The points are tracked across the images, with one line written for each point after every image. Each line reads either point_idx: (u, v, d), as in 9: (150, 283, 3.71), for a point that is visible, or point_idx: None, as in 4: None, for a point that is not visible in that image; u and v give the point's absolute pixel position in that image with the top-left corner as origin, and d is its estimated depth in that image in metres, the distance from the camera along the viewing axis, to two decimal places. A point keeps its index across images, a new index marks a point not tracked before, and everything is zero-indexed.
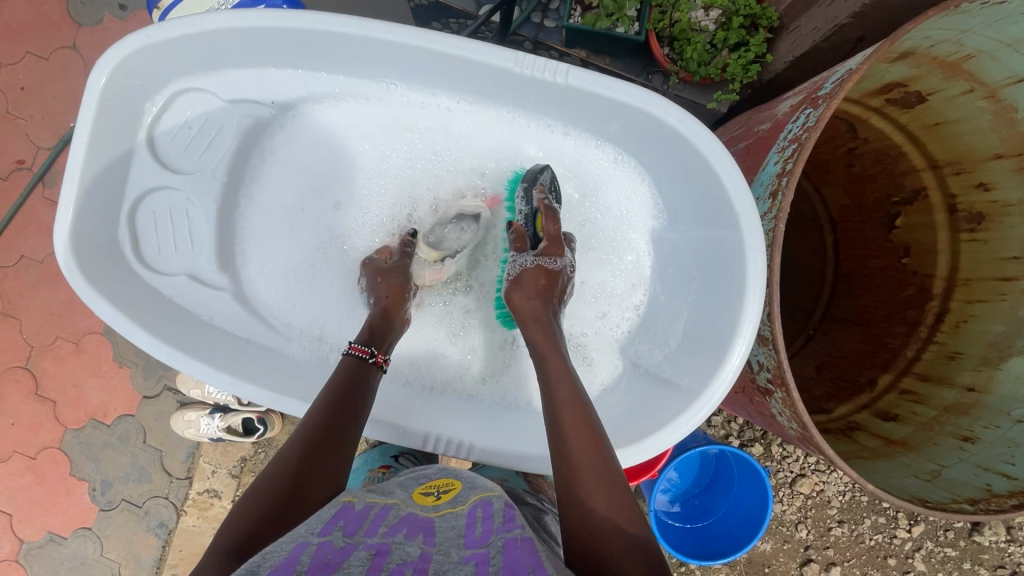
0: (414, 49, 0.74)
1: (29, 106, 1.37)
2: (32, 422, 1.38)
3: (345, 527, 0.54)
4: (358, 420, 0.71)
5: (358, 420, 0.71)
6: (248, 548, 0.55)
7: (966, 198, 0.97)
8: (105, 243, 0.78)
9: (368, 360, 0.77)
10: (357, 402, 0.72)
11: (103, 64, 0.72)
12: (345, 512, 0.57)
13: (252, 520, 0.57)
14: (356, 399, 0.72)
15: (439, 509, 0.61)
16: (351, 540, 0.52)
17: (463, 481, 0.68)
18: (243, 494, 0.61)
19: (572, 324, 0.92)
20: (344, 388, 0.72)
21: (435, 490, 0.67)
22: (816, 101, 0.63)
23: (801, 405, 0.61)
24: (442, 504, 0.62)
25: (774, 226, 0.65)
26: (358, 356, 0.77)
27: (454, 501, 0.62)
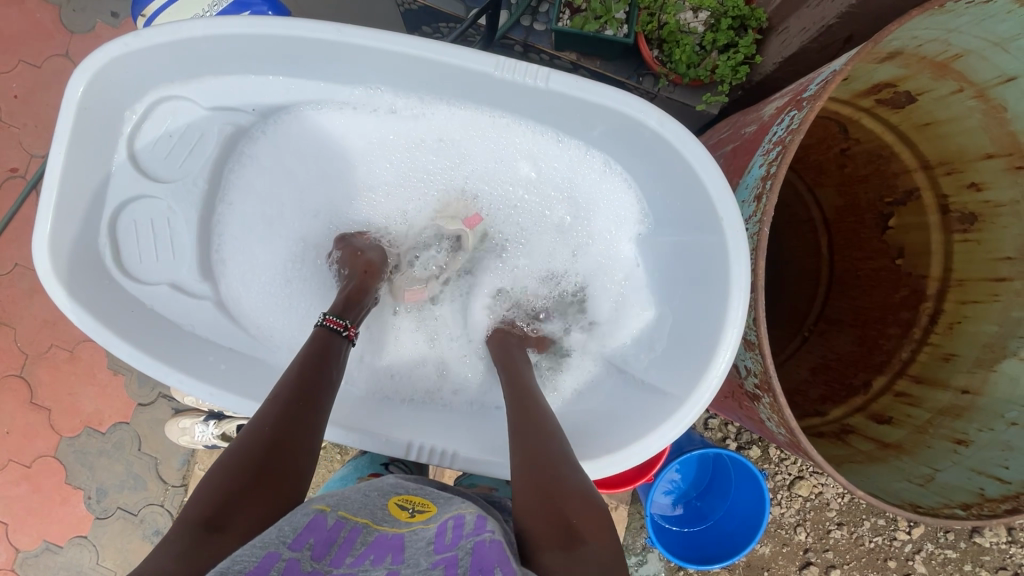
0: (395, 55, 0.73)
1: (22, 114, 1.37)
2: (26, 430, 1.38)
3: (313, 549, 0.52)
4: (329, 390, 0.71)
5: (329, 397, 0.71)
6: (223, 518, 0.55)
7: (958, 198, 0.96)
8: (86, 253, 0.77)
9: (341, 333, 0.79)
10: (326, 378, 0.72)
11: (81, 74, 0.71)
12: (315, 527, 0.55)
13: (227, 485, 0.58)
14: (329, 374, 0.73)
15: (411, 525, 0.60)
16: (318, 566, 0.51)
17: (441, 504, 0.65)
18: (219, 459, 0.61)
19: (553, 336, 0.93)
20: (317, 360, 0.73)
21: (410, 505, 0.65)
22: (801, 103, 0.63)
23: (787, 410, 0.60)
24: (415, 520, 0.61)
25: (757, 230, 0.64)
26: (331, 329, 0.78)
27: (428, 520, 0.60)
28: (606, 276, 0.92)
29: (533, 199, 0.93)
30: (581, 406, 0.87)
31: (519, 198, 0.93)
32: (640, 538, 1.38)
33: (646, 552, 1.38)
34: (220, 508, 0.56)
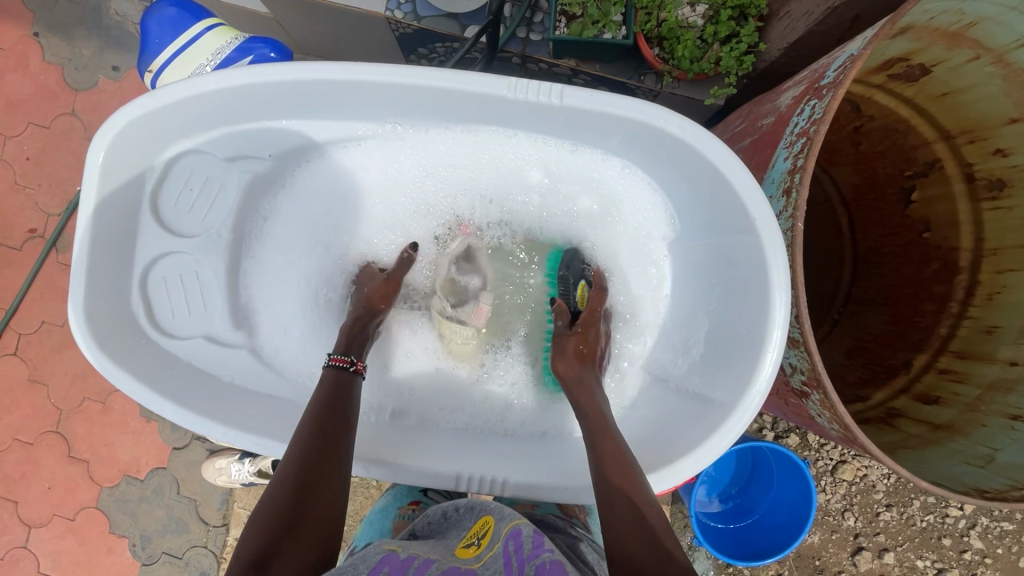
0: (403, 85, 0.73)
1: (35, 175, 1.40)
2: (67, 484, 1.39)
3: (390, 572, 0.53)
4: (347, 428, 0.72)
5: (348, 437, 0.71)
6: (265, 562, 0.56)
7: (983, 165, 0.94)
8: (121, 315, 0.78)
9: (350, 369, 0.79)
10: (346, 416, 0.73)
11: (102, 139, 0.72)
12: (388, 559, 0.56)
13: (261, 537, 0.59)
14: (345, 412, 0.73)
15: (479, 557, 0.58)
16: None
17: (493, 514, 0.64)
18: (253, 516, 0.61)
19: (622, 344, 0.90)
20: (330, 403, 0.73)
21: (476, 538, 0.62)
22: (820, 92, 0.62)
23: (840, 406, 0.58)
24: (485, 550, 0.58)
25: (792, 225, 0.63)
26: (338, 368, 0.78)
27: (491, 542, 0.59)
28: (633, 269, 0.91)
29: (557, 210, 0.93)
30: (626, 419, 0.85)
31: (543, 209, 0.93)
32: (685, 538, 1.35)
33: (693, 551, 1.35)
34: (262, 557, 0.57)
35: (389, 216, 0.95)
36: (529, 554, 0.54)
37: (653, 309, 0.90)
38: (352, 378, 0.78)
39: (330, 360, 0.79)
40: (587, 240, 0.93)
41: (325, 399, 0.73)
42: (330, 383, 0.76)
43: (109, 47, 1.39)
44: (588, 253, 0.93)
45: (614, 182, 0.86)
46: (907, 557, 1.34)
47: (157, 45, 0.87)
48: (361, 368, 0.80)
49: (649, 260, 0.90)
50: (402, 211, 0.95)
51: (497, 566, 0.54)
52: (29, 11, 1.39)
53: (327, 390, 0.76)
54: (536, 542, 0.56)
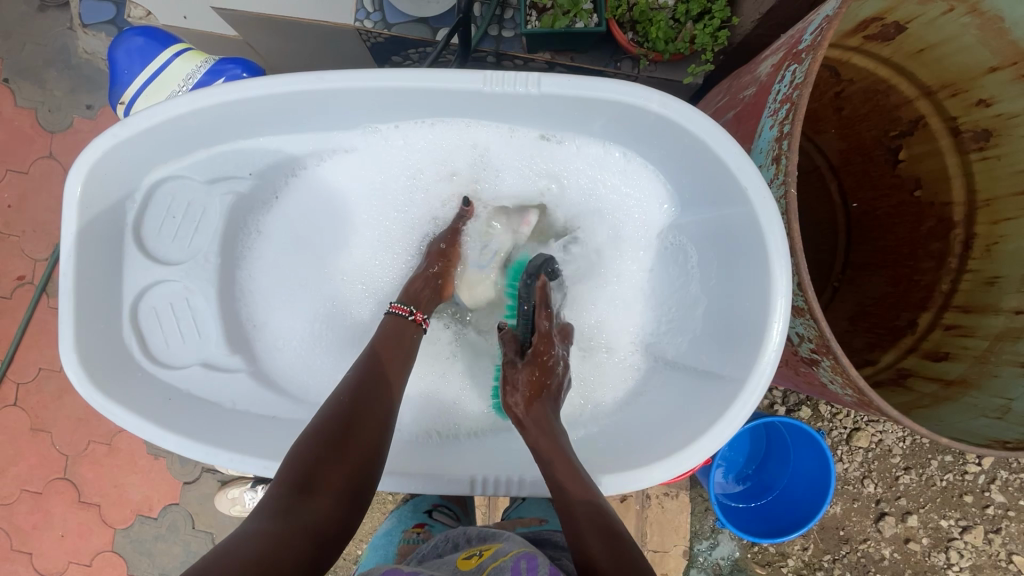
0: (379, 89, 0.72)
1: (19, 222, 1.38)
2: (80, 530, 1.37)
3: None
4: (401, 376, 0.72)
5: (399, 383, 0.72)
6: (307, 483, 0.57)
7: (967, 118, 0.93)
8: (114, 350, 0.77)
9: (408, 318, 0.79)
10: (398, 362, 0.74)
11: (77, 173, 0.71)
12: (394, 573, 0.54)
13: (308, 458, 0.59)
14: (401, 355, 0.75)
15: (482, 567, 0.57)
16: None
17: (500, 538, 0.63)
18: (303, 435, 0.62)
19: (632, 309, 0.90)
20: (389, 347, 0.75)
21: (475, 554, 0.62)
22: (799, 56, 0.61)
23: (852, 370, 0.57)
24: (487, 561, 0.58)
25: (784, 192, 0.62)
26: (397, 315, 0.79)
27: (494, 555, 0.58)
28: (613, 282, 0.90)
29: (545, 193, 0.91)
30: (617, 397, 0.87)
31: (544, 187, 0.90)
32: (708, 521, 1.34)
33: (717, 534, 1.34)
34: (306, 475, 0.58)
35: (371, 235, 0.93)
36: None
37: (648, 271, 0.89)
38: (416, 330, 0.79)
39: (390, 307, 0.80)
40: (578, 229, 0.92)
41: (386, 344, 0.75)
42: (387, 325, 0.77)
43: (82, 87, 1.38)
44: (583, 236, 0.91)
45: (608, 172, 0.85)
46: (930, 519, 1.33)
47: (127, 75, 0.86)
48: (419, 318, 0.79)
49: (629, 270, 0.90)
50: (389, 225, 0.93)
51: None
52: None
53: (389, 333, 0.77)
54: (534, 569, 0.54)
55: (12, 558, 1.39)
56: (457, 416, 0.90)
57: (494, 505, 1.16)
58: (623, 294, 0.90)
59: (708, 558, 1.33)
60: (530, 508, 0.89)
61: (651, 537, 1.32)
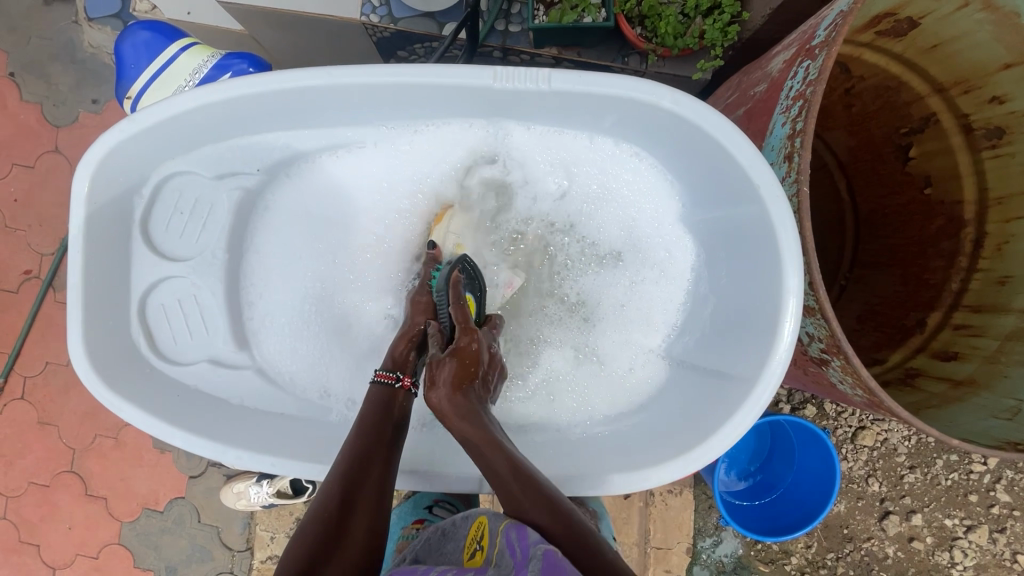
0: (387, 84, 0.71)
1: (25, 216, 1.38)
2: (87, 522, 1.38)
3: None
4: (396, 448, 0.71)
5: (395, 460, 0.70)
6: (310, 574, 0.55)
7: (979, 115, 0.92)
8: (123, 346, 0.77)
9: (396, 385, 0.76)
10: (393, 441, 0.71)
11: (85, 168, 0.71)
12: None
13: (307, 547, 0.58)
14: (391, 432, 0.72)
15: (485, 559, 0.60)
16: None
17: (489, 515, 0.66)
18: (302, 524, 0.61)
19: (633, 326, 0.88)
20: (379, 424, 0.72)
21: (475, 544, 0.65)
22: (813, 52, 0.60)
23: (863, 370, 0.57)
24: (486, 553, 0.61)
25: (797, 190, 0.62)
26: (383, 383, 0.76)
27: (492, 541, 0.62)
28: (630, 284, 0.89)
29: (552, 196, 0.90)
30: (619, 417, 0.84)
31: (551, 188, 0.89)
32: (711, 519, 1.34)
33: (721, 531, 1.34)
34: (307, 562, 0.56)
35: (382, 232, 0.92)
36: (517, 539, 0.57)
37: (656, 282, 0.87)
38: (406, 398, 0.77)
39: (375, 376, 0.77)
40: (579, 234, 0.91)
41: (374, 421, 0.72)
42: (376, 402, 0.74)
43: (87, 81, 1.37)
44: (591, 243, 0.91)
45: (621, 170, 0.84)
46: (935, 518, 1.33)
47: (134, 69, 0.86)
48: (407, 384, 0.77)
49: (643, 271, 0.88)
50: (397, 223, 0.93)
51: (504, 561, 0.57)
52: (3, 51, 1.38)
53: (379, 409, 0.74)
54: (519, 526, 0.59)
55: (19, 549, 1.40)
56: None
57: (497, 501, 1.17)
58: (627, 308, 0.89)
59: (711, 556, 1.33)
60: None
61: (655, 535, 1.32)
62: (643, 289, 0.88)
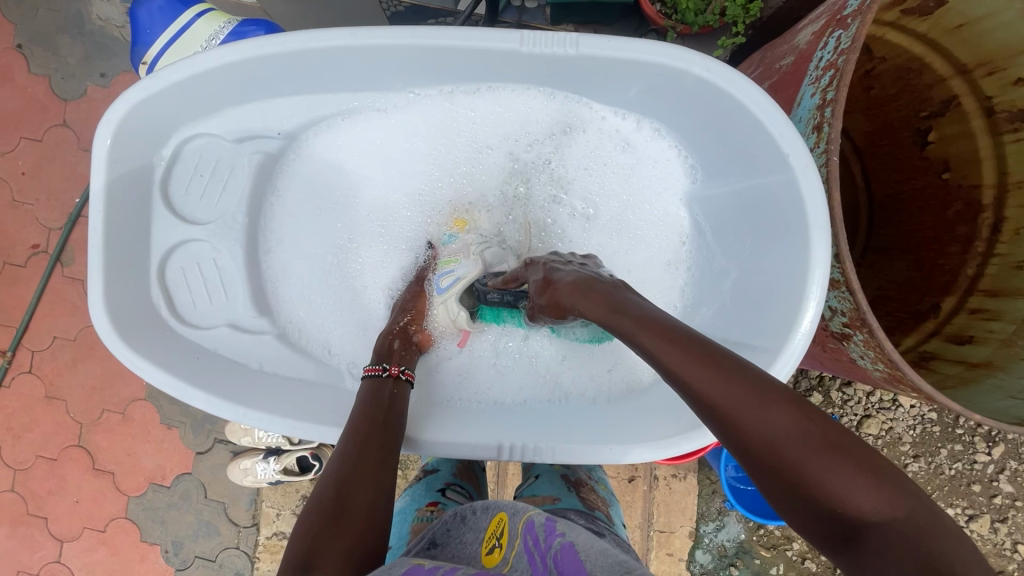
0: (411, 48, 0.71)
1: (32, 190, 1.37)
2: (95, 496, 1.39)
3: None
4: (395, 431, 0.70)
5: (395, 441, 0.69)
6: (310, 559, 0.52)
7: (1003, 97, 0.90)
8: (142, 307, 0.77)
9: (384, 376, 0.77)
10: (392, 426, 0.71)
11: (107, 126, 0.71)
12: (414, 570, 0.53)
13: (308, 532, 0.55)
14: (388, 418, 0.71)
15: (505, 558, 0.58)
16: None
17: (508, 510, 0.66)
18: (303, 511, 0.58)
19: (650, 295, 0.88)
20: (374, 410, 0.72)
21: (494, 541, 0.62)
22: (845, 21, 0.59)
23: (887, 342, 0.57)
24: (508, 551, 0.59)
25: (826, 161, 0.62)
26: (373, 377, 0.77)
27: (513, 541, 0.59)
28: (650, 249, 0.88)
29: (573, 163, 0.89)
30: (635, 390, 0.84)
31: (572, 155, 0.88)
32: (715, 503, 1.32)
33: (724, 515, 1.32)
34: (309, 546, 0.53)
35: (401, 200, 0.92)
36: (545, 545, 0.57)
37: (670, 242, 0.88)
38: (395, 385, 0.76)
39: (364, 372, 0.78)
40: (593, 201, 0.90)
41: (376, 403, 0.73)
42: (371, 392, 0.75)
43: (95, 54, 1.36)
44: (610, 213, 0.90)
45: (644, 140, 0.84)
46: None
47: (149, 35, 0.85)
48: (395, 373, 0.77)
49: (667, 239, 0.88)
50: (418, 190, 0.92)
51: (524, 567, 0.55)
52: (11, 22, 1.36)
53: (383, 396, 0.74)
54: (549, 529, 0.59)
55: (27, 521, 1.41)
56: (484, 391, 0.89)
57: (502, 481, 1.18)
58: (642, 277, 0.88)
59: (713, 540, 1.31)
60: (544, 485, 0.86)
61: (658, 518, 1.32)
62: (661, 258, 0.88)
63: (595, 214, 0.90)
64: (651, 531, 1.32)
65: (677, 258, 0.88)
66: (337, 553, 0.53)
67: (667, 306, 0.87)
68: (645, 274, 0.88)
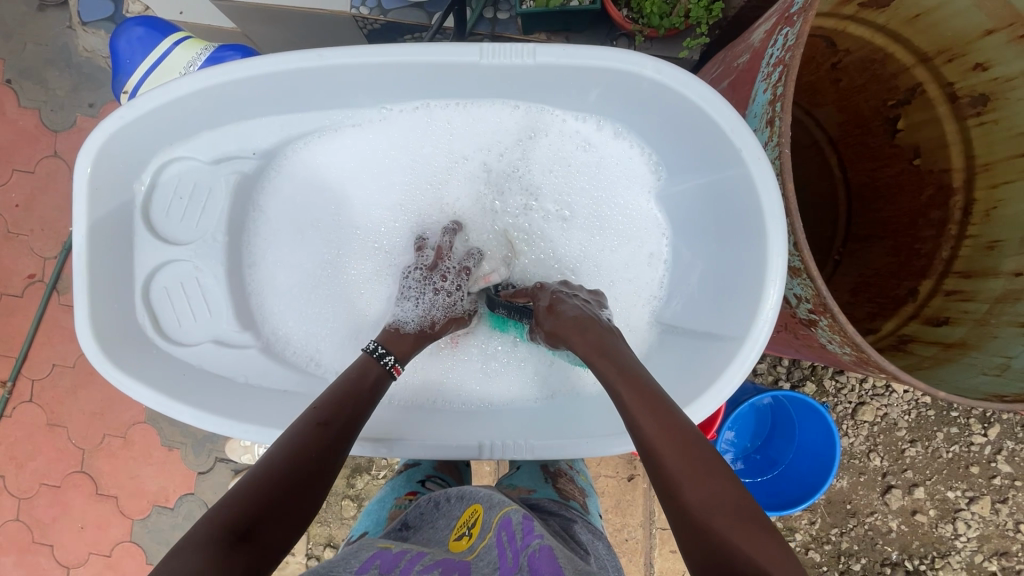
0: (376, 65, 0.73)
1: (27, 221, 1.40)
2: (99, 521, 1.41)
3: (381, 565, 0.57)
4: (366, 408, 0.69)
5: (363, 420, 0.68)
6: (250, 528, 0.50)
7: (964, 83, 0.93)
8: (127, 327, 0.79)
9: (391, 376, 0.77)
10: (364, 403, 0.69)
11: (87, 154, 0.73)
12: (381, 555, 0.59)
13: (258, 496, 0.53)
14: (364, 396, 0.70)
15: (473, 548, 0.61)
16: None
17: (484, 503, 0.69)
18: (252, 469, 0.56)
19: (627, 289, 0.90)
20: (353, 386, 0.71)
21: (465, 529, 0.66)
22: (791, 19, 0.61)
23: (849, 326, 0.58)
24: (478, 541, 0.62)
25: (778, 153, 0.63)
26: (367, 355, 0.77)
27: (483, 534, 0.62)
28: (626, 246, 0.90)
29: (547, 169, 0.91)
30: None
31: (544, 161, 0.90)
32: None
33: None
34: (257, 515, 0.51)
35: (381, 210, 0.94)
36: (522, 545, 0.56)
37: (644, 237, 0.90)
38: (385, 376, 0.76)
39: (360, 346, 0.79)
40: (568, 202, 0.92)
41: (354, 386, 0.71)
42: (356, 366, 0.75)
43: (83, 85, 1.39)
44: (587, 212, 0.91)
45: (611, 142, 0.87)
46: (937, 490, 1.34)
47: (130, 64, 0.88)
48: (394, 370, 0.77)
49: (639, 236, 0.90)
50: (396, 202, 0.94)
51: (491, 557, 0.57)
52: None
53: (360, 377, 0.73)
54: (526, 529, 0.59)
55: (33, 550, 1.42)
56: (459, 392, 0.91)
57: None
58: (618, 273, 0.90)
59: None
60: (523, 476, 0.90)
61: (660, 515, 1.32)
62: (636, 254, 0.90)
63: (573, 214, 0.92)
64: (653, 529, 1.32)
65: (651, 254, 0.90)
66: (284, 533, 0.52)
67: (643, 299, 0.90)
68: (624, 270, 0.90)
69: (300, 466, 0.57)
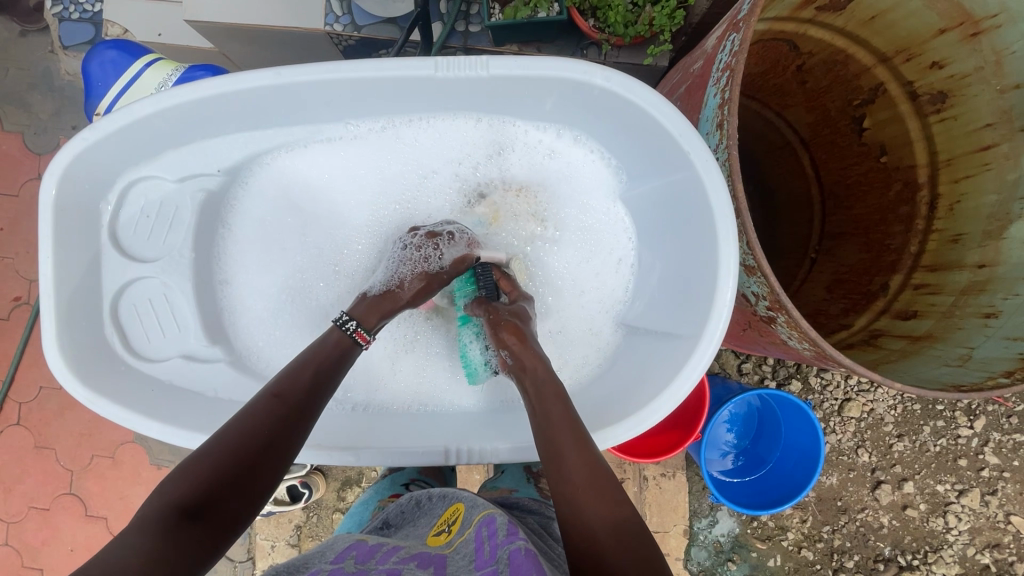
0: (334, 81, 0.75)
1: (11, 244, 1.41)
2: (88, 543, 1.39)
3: (356, 556, 0.59)
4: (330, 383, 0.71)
5: (327, 396, 0.70)
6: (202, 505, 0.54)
7: (923, 81, 0.95)
8: (97, 345, 0.80)
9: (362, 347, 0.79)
10: (329, 376, 0.71)
11: (51, 177, 0.74)
12: (357, 546, 0.62)
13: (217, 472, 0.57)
14: (332, 371, 0.72)
15: (450, 543, 0.62)
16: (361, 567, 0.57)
17: (466, 502, 0.69)
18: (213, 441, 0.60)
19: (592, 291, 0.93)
20: (319, 359, 0.72)
21: (444, 527, 0.67)
22: (737, 26, 0.63)
23: (802, 321, 0.59)
24: (455, 536, 0.63)
25: (727, 155, 0.65)
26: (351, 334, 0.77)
27: (462, 529, 0.63)
28: (589, 250, 0.93)
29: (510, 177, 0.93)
30: (592, 386, 0.88)
31: (508, 170, 0.92)
32: (705, 500, 1.34)
33: (715, 511, 1.34)
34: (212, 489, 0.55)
35: (348, 222, 0.96)
36: (503, 540, 0.57)
37: (606, 240, 0.92)
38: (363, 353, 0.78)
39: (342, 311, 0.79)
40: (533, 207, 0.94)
41: (316, 355, 0.72)
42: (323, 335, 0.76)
43: (66, 108, 1.41)
44: (552, 217, 0.93)
45: (571, 149, 0.89)
46: (927, 484, 1.34)
47: (102, 86, 0.89)
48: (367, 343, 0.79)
49: (601, 241, 0.92)
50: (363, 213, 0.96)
51: (467, 550, 0.58)
52: None
53: (328, 347, 0.74)
54: (510, 529, 0.59)
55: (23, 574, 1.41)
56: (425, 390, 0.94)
57: None
58: (584, 276, 0.93)
59: (708, 536, 1.33)
60: (505, 478, 0.91)
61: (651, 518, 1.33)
62: (600, 257, 0.93)
63: (540, 219, 0.94)
64: None
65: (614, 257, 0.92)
66: (234, 506, 0.56)
67: (609, 301, 0.92)
68: (590, 272, 0.93)
69: (251, 440, 0.60)
